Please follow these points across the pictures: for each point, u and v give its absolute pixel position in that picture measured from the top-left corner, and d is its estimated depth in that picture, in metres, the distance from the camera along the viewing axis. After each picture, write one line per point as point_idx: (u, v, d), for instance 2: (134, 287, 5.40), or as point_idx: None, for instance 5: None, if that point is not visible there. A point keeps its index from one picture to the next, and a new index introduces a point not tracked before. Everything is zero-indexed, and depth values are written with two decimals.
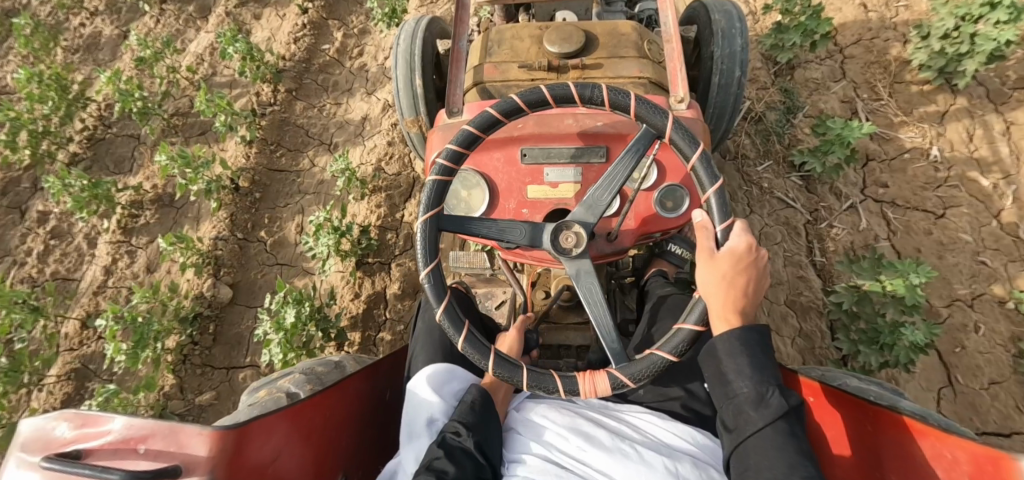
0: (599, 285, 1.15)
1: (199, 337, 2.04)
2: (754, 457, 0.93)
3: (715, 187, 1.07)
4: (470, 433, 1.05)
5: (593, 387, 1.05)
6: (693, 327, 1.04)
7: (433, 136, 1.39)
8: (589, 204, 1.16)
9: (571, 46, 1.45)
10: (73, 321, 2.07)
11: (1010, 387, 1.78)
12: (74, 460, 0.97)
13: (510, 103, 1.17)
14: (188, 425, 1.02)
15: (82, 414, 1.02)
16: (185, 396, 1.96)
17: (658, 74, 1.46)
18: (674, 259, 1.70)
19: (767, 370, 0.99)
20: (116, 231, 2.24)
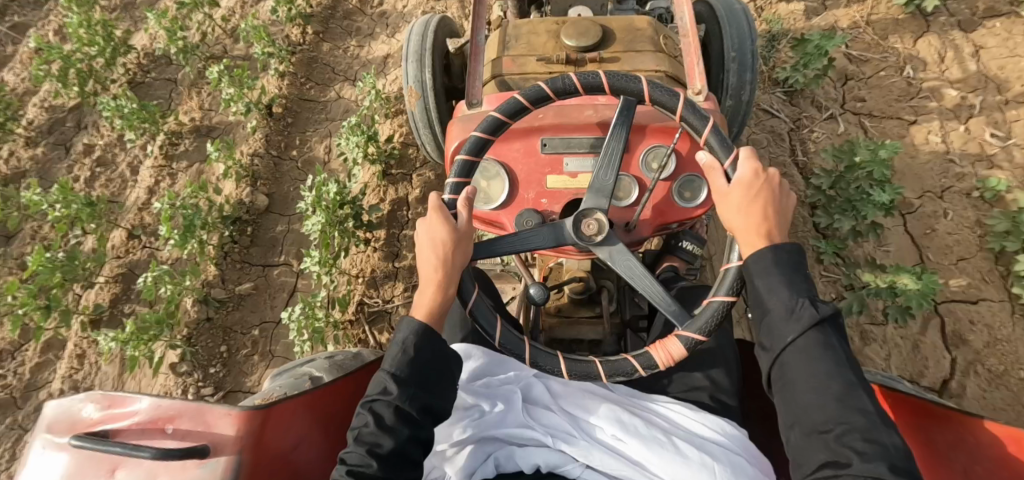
0: (637, 259, 1.18)
1: (238, 236, 2.21)
2: (793, 370, 0.93)
3: (709, 130, 1.13)
4: (385, 373, 1.02)
5: (667, 354, 1.09)
6: (737, 265, 1.08)
7: (453, 126, 1.39)
8: (598, 188, 1.18)
9: (587, 41, 1.47)
10: (119, 231, 2.23)
11: (978, 263, 1.96)
12: (103, 438, 0.98)
13: (490, 121, 1.20)
14: (215, 407, 1.04)
15: (109, 395, 1.03)
16: (226, 285, 2.13)
17: (675, 68, 1.48)
18: (684, 255, 1.70)
19: (798, 283, 0.98)
20: (159, 156, 2.39)
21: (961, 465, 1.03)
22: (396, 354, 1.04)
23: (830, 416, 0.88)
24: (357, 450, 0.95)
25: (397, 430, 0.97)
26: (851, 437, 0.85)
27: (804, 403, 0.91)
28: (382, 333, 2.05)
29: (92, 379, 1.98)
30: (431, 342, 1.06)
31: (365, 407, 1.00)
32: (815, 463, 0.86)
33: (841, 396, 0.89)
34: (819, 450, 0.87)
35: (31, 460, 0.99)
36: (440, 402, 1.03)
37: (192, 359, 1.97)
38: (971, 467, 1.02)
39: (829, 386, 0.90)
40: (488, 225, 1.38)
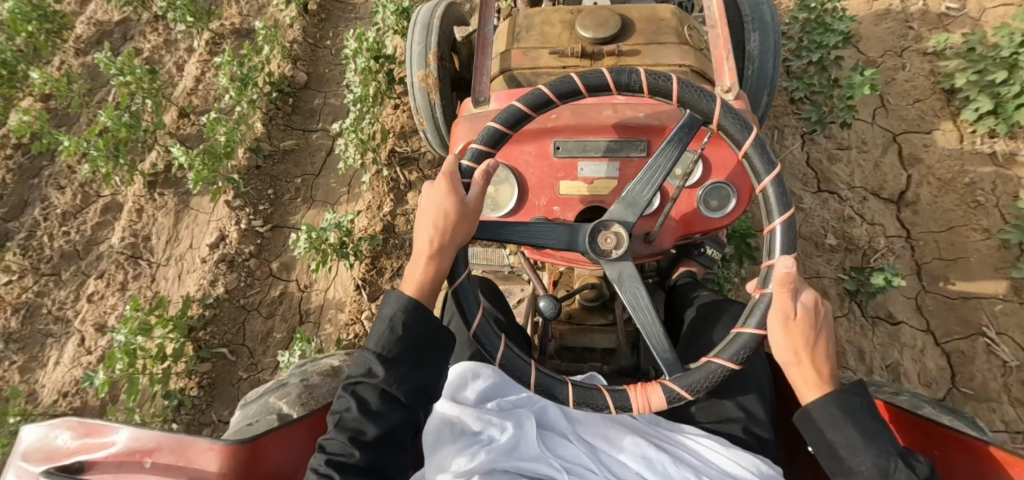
0: (645, 289, 1.07)
1: (280, 104, 2.33)
2: None
3: (772, 177, 1.01)
4: (371, 355, 0.97)
5: (647, 401, 1.00)
6: (773, 294, 0.98)
7: (459, 126, 1.28)
8: (629, 202, 1.07)
9: (605, 32, 1.34)
10: (172, 109, 2.35)
11: (931, 103, 2.06)
12: (75, 473, 0.91)
13: (512, 111, 1.08)
14: (198, 439, 0.95)
15: (87, 423, 0.95)
16: (272, 142, 2.27)
17: (700, 61, 1.36)
18: (705, 260, 1.62)
19: (880, 434, 0.93)
20: (203, 53, 2.47)
21: None
22: (382, 333, 0.97)
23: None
24: (337, 437, 0.93)
25: (379, 417, 0.94)
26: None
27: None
28: (411, 173, 2.16)
29: (149, 229, 2.16)
30: (422, 320, 0.99)
31: (349, 390, 0.97)
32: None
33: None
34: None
35: None
36: (427, 383, 0.99)
37: (244, 196, 2.15)
38: None
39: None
40: None
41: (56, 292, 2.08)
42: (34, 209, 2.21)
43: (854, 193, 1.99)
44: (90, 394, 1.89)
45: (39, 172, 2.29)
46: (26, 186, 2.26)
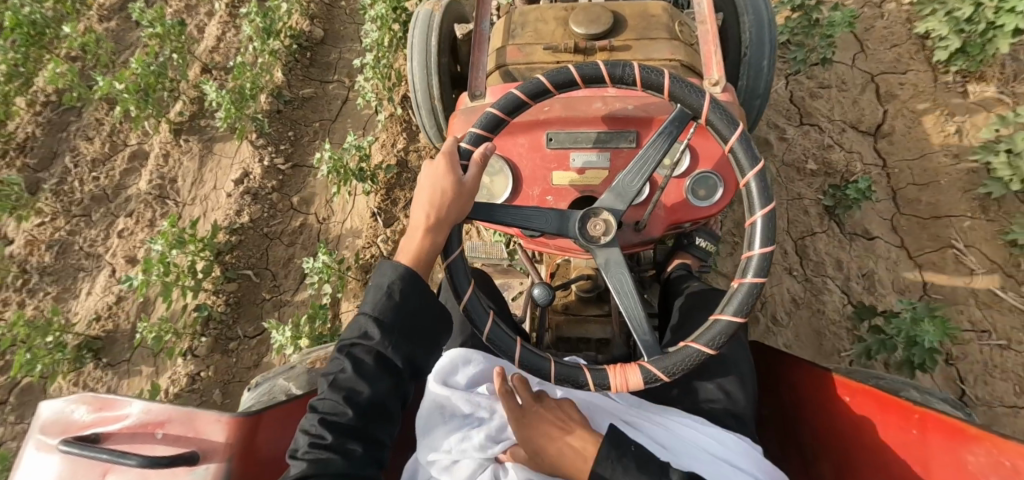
0: (630, 275, 1.11)
1: (299, 56, 2.52)
2: None
3: (755, 172, 1.04)
4: (369, 318, 1.01)
5: (624, 381, 1.05)
6: (751, 283, 1.03)
7: (455, 120, 1.33)
8: (619, 191, 1.11)
9: (597, 28, 1.39)
10: (196, 65, 2.54)
11: (908, 48, 2.17)
12: (92, 444, 0.96)
13: (510, 98, 1.12)
14: (206, 412, 1.01)
15: (100, 398, 1.01)
16: (292, 89, 2.46)
17: (690, 56, 1.41)
18: (699, 253, 1.66)
19: None
20: (224, 14, 2.64)
21: None
22: (381, 298, 1.02)
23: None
24: (332, 396, 0.97)
25: (374, 377, 0.99)
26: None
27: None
28: None
29: (176, 171, 2.37)
30: (418, 289, 1.04)
31: (344, 351, 1.01)
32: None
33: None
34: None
35: (24, 462, 0.98)
36: (422, 345, 1.04)
37: (266, 136, 2.35)
38: None
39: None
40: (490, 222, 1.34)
41: (87, 231, 2.29)
42: (64, 156, 2.43)
43: (833, 124, 2.12)
44: (122, 317, 2.13)
45: (67, 126, 2.49)
46: (55, 139, 2.47)
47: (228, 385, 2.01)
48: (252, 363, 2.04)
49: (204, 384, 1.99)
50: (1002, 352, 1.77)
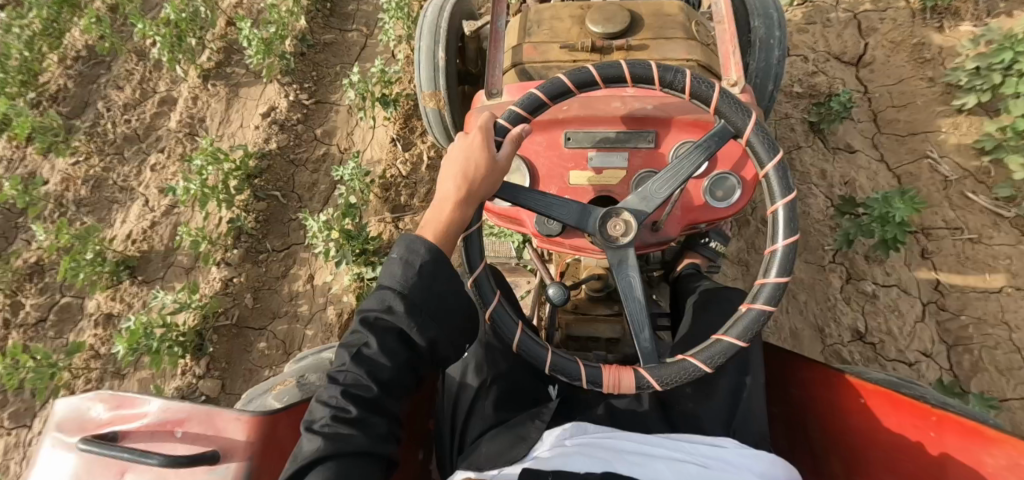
0: (640, 278, 1.11)
1: (319, 7, 2.59)
2: None
3: (787, 200, 1.04)
4: (393, 293, 1.00)
5: (617, 381, 1.06)
6: (761, 308, 1.03)
7: (472, 117, 1.33)
8: (645, 196, 1.11)
9: (614, 27, 1.39)
10: (220, 20, 2.57)
11: None
12: (111, 442, 0.95)
13: (532, 97, 1.12)
14: (226, 411, 1.01)
15: (118, 395, 1.00)
16: (314, 33, 2.55)
17: (707, 56, 1.40)
18: (707, 252, 1.67)
19: None
20: None
21: None
22: (406, 273, 1.01)
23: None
24: (354, 371, 0.97)
25: (396, 355, 0.99)
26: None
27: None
28: None
29: (204, 113, 2.46)
30: (443, 265, 1.02)
31: (368, 326, 1.00)
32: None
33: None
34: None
35: (41, 461, 0.97)
36: (448, 324, 1.03)
37: (292, 74, 2.45)
38: None
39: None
40: (507, 215, 1.34)
41: (120, 168, 2.39)
42: (95, 104, 2.50)
43: (819, 55, 2.30)
44: (157, 239, 2.27)
45: (97, 79, 2.56)
46: (87, 90, 2.54)
47: (258, 290, 2.18)
48: (281, 273, 2.21)
49: (237, 289, 2.15)
50: (973, 245, 1.96)
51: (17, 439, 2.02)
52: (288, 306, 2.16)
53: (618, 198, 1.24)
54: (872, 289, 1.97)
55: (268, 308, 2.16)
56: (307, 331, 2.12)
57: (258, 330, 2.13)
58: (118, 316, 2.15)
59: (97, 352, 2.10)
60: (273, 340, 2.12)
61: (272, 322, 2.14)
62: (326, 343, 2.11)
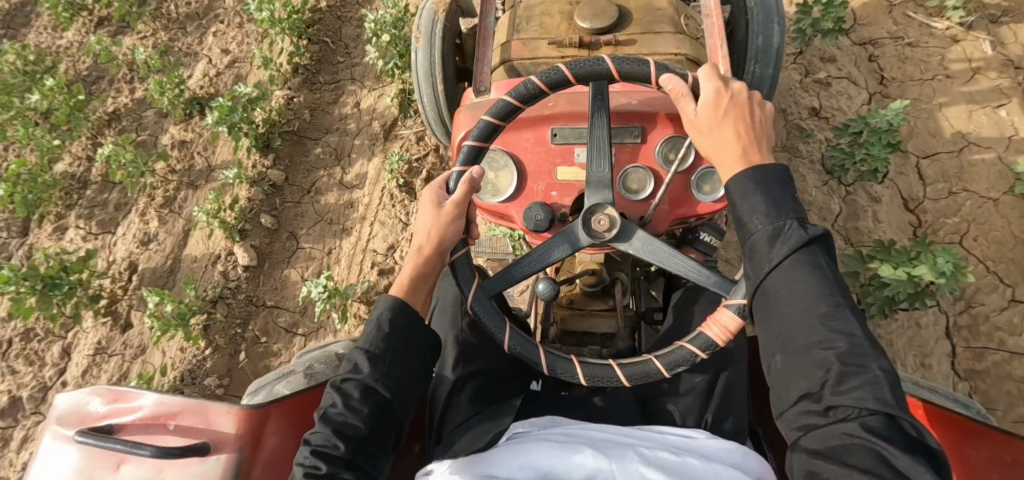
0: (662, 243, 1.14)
1: None
2: (784, 295, 0.87)
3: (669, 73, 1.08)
4: (359, 351, 1.04)
5: (725, 329, 1.03)
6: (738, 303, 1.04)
7: (460, 115, 1.33)
8: (594, 182, 1.13)
9: (602, 22, 1.39)
10: None
11: None
12: (107, 434, 0.98)
13: (503, 104, 1.13)
14: (217, 405, 1.04)
15: (115, 390, 1.04)
16: None
17: (696, 50, 1.40)
18: (701, 247, 1.65)
19: (826, 282, 0.86)
20: None
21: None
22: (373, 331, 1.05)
23: (813, 340, 0.84)
24: (324, 431, 0.96)
25: (363, 409, 0.99)
26: (860, 394, 0.78)
27: (788, 331, 0.86)
28: None
29: None
30: (410, 318, 1.07)
31: (334, 387, 1.01)
32: (794, 394, 0.84)
33: (844, 355, 0.81)
34: (808, 421, 0.81)
35: (43, 452, 1.01)
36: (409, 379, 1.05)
37: None
38: None
39: (835, 344, 0.82)
40: (497, 217, 1.34)
41: (184, 39, 2.76)
42: None
43: None
44: (222, 84, 2.61)
45: None
46: None
47: (314, 110, 2.55)
48: (332, 101, 2.57)
49: (297, 106, 2.52)
50: (910, 48, 2.27)
51: (102, 242, 2.36)
52: (338, 123, 2.52)
53: None
54: (824, 77, 2.28)
55: (322, 124, 2.53)
56: (354, 141, 2.47)
57: (313, 140, 2.49)
58: (191, 142, 2.52)
59: (175, 167, 2.47)
60: (328, 147, 2.47)
61: (325, 135, 2.50)
62: (372, 147, 2.45)
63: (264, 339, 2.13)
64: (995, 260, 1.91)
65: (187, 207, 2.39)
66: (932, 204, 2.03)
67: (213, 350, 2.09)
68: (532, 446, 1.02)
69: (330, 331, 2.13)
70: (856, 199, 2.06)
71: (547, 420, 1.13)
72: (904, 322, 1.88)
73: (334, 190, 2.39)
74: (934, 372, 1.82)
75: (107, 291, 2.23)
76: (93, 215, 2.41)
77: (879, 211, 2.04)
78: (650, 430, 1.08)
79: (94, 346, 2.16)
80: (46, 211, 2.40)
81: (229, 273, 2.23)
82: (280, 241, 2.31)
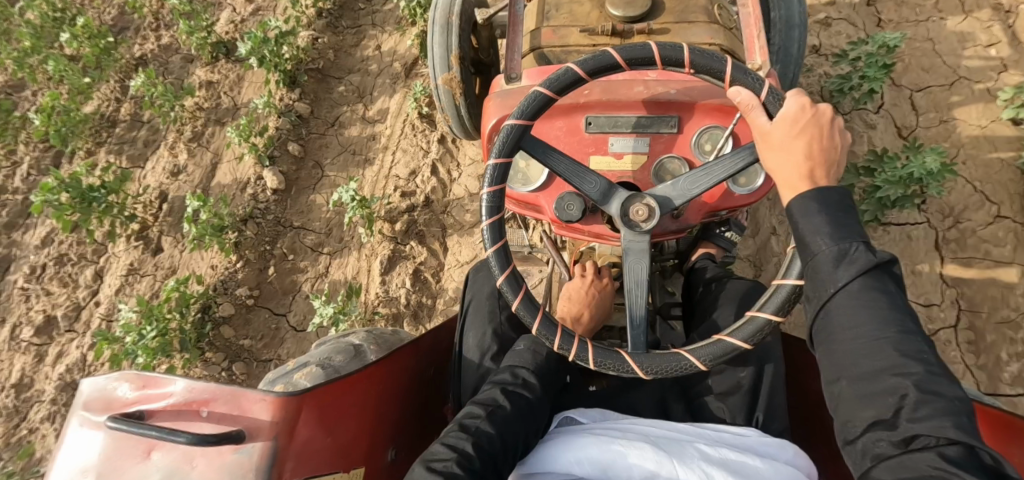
0: (647, 267, 1.12)
1: None
2: (849, 317, 0.86)
3: (729, 65, 1.05)
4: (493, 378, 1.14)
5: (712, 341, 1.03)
6: (794, 283, 0.99)
7: (491, 103, 1.31)
8: (673, 185, 1.12)
9: (635, 11, 1.37)
10: None
11: None
12: (138, 421, 0.96)
13: (677, 50, 1.06)
14: (250, 391, 1.01)
15: (143, 375, 1.00)
16: None
17: (730, 40, 1.38)
18: (723, 243, 1.71)
19: (898, 310, 0.85)
20: None
21: None
22: (507, 379, 1.13)
23: (884, 365, 0.82)
24: (462, 438, 1.01)
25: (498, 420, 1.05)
26: (937, 422, 0.77)
27: (856, 357, 0.85)
28: None
29: None
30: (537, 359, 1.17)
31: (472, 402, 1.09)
32: (864, 420, 0.82)
33: (921, 382, 0.80)
34: (879, 450, 0.80)
35: (69, 438, 0.99)
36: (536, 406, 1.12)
37: None
38: None
39: (908, 371, 0.81)
40: (525, 206, 1.34)
41: None
42: None
43: None
44: (245, 25, 2.62)
45: None
46: None
47: (337, 51, 2.56)
48: (354, 43, 2.58)
49: (321, 46, 2.54)
50: None
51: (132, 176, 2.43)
52: (361, 64, 2.54)
53: (639, 184, 1.23)
54: (824, 18, 2.36)
55: (345, 65, 2.55)
56: (377, 81, 2.50)
57: (337, 79, 2.53)
58: (217, 83, 2.54)
59: (202, 105, 2.50)
60: (350, 86, 2.50)
61: (348, 74, 2.53)
62: (393, 85, 2.47)
63: (292, 256, 2.24)
64: (980, 181, 2.03)
65: (214, 142, 2.45)
66: (924, 132, 2.14)
67: (245, 264, 2.20)
68: (589, 442, 0.99)
69: (354, 249, 2.21)
70: (852, 125, 2.18)
71: (597, 414, 1.15)
72: (896, 235, 2.03)
73: (357, 124, 2.44)
74: (923, 279, 1.98)
75: (140, 218, 2.32)
76: (122, 150, 2.47)
77: (874, 136, 2.16)
78: (701, 426, 1.08)
79: (126, 267, 2.26)
80: (76, 147, 2.46)
81: (258, 196, 2.30)
82: (307, 169, 2.38)
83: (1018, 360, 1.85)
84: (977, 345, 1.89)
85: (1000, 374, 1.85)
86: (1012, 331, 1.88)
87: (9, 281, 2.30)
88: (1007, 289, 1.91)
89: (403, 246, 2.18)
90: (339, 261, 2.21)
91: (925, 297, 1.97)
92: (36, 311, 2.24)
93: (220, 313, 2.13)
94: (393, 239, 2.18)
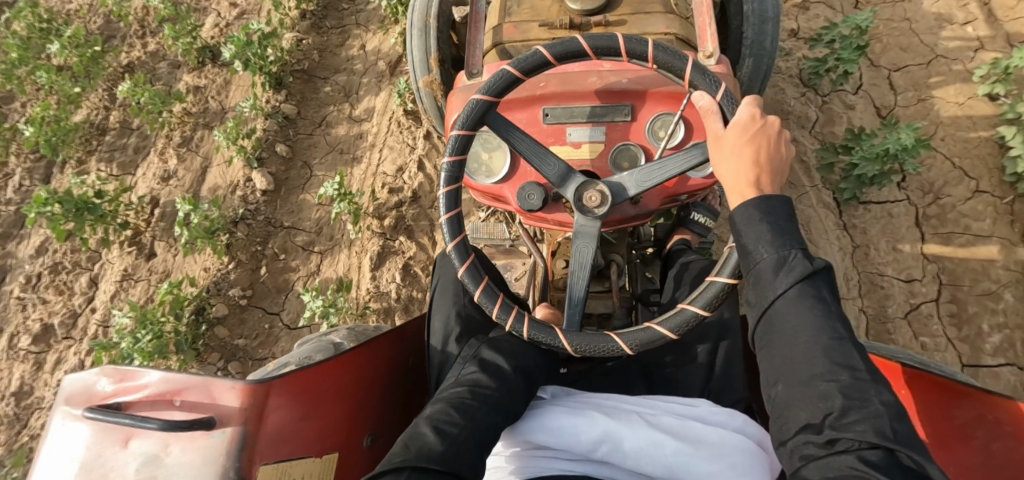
0: (593, 251, 1.16)
1: None
2: (788, 323, 0.90)
3: (690, 66, 1.08)
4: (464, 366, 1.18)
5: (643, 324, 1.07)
6: (725, 281, 1.04)
7: (453, 97, 1.34)
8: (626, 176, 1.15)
9: (592, 4, 1.41)
10: None
11: None
12: (114, 411, 1.01)
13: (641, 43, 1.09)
14: (221, 379, 1.06)
15: (120, 369, 1.04)
16: None
17: (686, 29, 1.42)
18: (697, 228, 1.76)
19: (835, 319, 0.89)
20: None
21: (982, 441, 1.01)
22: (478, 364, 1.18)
23: (816, 372, 0.87)
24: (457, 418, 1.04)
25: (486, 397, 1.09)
26: (861, 427, 0.80)
27: (794, 363, 0.89)
28: None
29: None
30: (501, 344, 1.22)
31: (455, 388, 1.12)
32: (796, 423, 0.86)
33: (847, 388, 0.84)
34: (807, 450, 0.83)
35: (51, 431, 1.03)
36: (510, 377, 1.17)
37: None
38: (991, 444, 1.00)
39: (837, 377, 0.85)
40: (491, 199, 1.38)
41: None
42: None
43: None
44: (231, 30, 2.67)
45: None
46: None
47: (322, 52, 2.61)
48: (339, 43, 2.62)
49: (306, 47, 2.59)
50: None
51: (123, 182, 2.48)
52: (346, 64, 2.58)
53: (599, 172, 1.26)
54: (802, 3, 2.39)
55: (331, 64, 2.59)
56: (362, 79, 2.54)
57: (323, 79, 2.57)
58: (205, 87, 2.59)
59: (191, 110, 2.55)
60: (336, 85, 2.55)
61: (334, 74, 2.57)
62: (379, 83, 2.52)
63: (284, 256, 2.28)
64: (959, 157, 2.07)
65: (203, 146, 2.49)
66: (903, 111, 2.17)
67: (237, 265, 2.25)
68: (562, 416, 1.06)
69: (344, 247, 2.26)
70: (832, 106, 2.21)
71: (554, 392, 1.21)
72: (876, 213, 2.07)
73: (344, 123, 2.48)
74: (904, 255, 2.01)
75: (132, 223, 2.37)
76: (113, 158, 2.52)
77: (853, 116, 2.19)
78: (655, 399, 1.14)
79: (120, 273, 2.31)
80: (67, 157, 2.50)
81: (248, 197, 2.35)
82: (296, 169, 2.43)
83: (1000, 331, 1.87)
84: (959, 316, 1.91)
85: (983, 345, 1.87)
86: (993, 302, 1.90)
87: (5, 291, 2.35)
88: (987, 262, 1.95)
89: (392, 242, 2.22)
90: (330, 259, 2.26)
91: (907, 272, 2.00)
92: (34, 319, 2.29)
93: (214, 313, 2.17)
94: (381, 235, 2.23)
